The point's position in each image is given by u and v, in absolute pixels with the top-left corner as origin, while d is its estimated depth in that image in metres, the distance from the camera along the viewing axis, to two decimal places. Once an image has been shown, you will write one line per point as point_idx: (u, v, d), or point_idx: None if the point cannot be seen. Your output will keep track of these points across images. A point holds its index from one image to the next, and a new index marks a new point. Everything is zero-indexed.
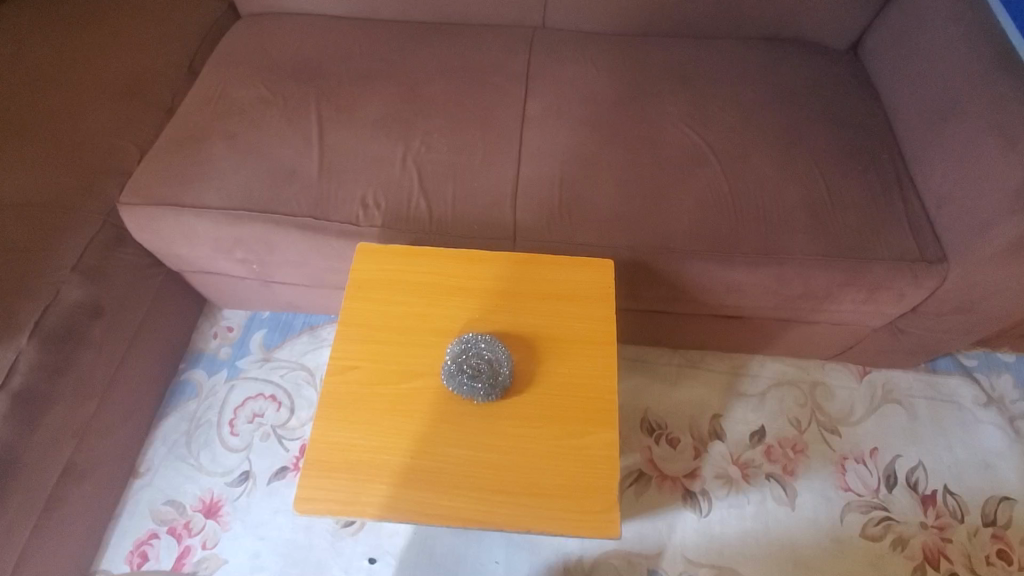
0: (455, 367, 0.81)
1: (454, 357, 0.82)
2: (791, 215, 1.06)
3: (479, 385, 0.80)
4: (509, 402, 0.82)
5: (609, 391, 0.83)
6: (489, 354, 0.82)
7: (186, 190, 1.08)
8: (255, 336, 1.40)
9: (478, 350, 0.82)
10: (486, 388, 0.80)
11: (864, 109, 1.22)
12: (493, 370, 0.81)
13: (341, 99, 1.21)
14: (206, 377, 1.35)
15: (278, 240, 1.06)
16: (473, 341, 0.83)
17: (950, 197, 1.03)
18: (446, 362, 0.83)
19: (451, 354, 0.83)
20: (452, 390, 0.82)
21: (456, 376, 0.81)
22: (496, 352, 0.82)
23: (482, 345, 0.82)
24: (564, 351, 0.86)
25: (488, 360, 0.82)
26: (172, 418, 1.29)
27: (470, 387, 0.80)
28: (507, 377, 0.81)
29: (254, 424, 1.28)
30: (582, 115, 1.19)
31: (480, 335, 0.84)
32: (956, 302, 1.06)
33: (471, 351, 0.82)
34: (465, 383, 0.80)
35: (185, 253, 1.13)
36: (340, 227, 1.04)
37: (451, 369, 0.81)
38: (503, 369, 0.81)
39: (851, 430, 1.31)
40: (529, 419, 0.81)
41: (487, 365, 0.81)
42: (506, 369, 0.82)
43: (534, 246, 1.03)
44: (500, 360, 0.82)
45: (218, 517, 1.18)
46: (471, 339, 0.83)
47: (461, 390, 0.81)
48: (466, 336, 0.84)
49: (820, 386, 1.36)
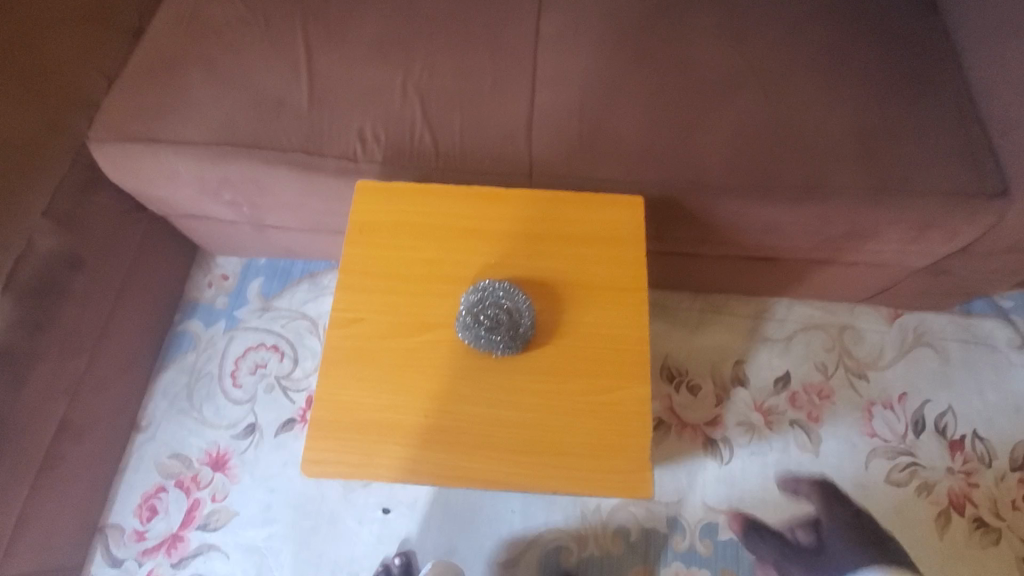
0: (470, 321, 0.74)
1: (465, 309, 0.75)
2: (839, 145, 0.95)
3: (497, 337, 0.74)
4: (529, 354, 0.75)
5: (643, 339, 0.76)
6: (508, 302, 0.75)
7: (162, 123, 0.96)
8: (252, 284, 1.32)
9: (495, 297, 0.75)
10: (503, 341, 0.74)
11: (921, 22, 1.08)
12: (513, 319, 0.74)
13: (330, 17, 1.06)
14: (203, 328, 1.28)
15: (268, 179, 0.95)
16: (489, 287, 0.76)
17: (1018, 122, 0.92)
18: (461, 313, 0.76)
19: (466, 304, 0.76)
20: (468, 343, 0.75)
21: (472, 328, 0.74)
22: (517, 300, 0.75)
23: (500, 293, 0.75)
24: (590, 297, 0.78)
25: (506, 308, 0.75)
26: (171, 370, 1.24)
27: (487, 339, 0.74)
28: (528, 326, 0.75)
29: (257, 375, 1.23)
30: (603, 32, 1.05)
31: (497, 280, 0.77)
32: (1010, 241, 0.98)
33: (488, 301, 0.75)
34: (478, 338, 0.74)
35: (169, 195, 1.03)
36: (337, 164, 0.93)
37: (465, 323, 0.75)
38: (524, 318, 0.75)
39: (878, 375, 1.26)
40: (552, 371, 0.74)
41: (505, 315, 0.74)
42: (526, 316, 0.75)
43: (552, 182, 0.93)
44: (521, 308, 0.75)
45: (225, 470, 1.15)
46: (488, 287, 0.76)
47: (476, 342, 0.74)
48: (484, 283, 0.76)
49: (849, 330, 1.29)
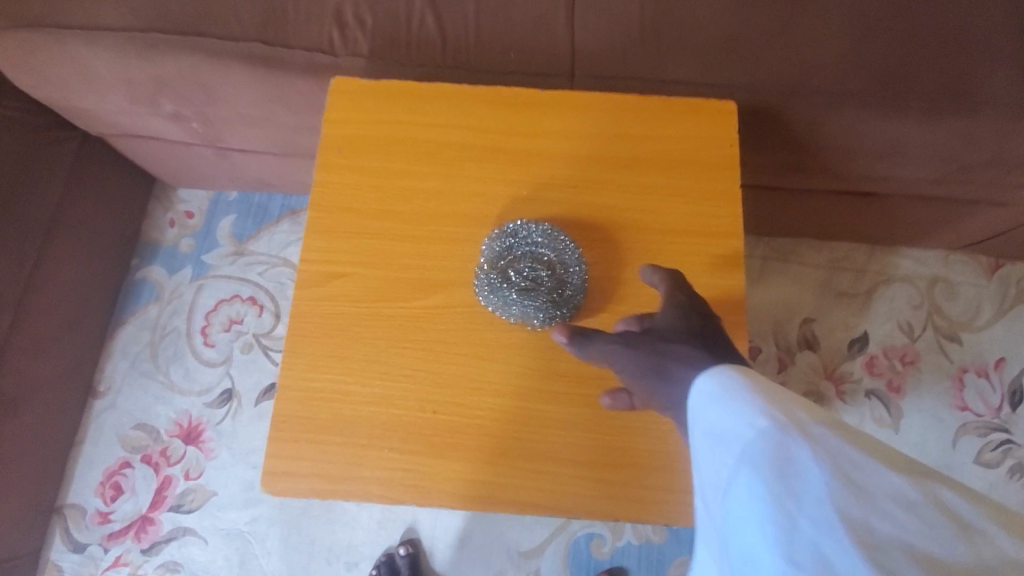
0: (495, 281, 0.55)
1: (485, 264, 0.56)
2: (997, 35, 0.69)
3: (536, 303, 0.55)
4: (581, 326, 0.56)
5: (728, 299, 0.57)
6: (552, 253, 0.56)
7: (68, 3, 0.71)
8: (222, 224, 1.09)
9: (533, 248, 0.56)
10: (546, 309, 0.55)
11: None
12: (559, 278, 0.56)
13: None
14: (166, 277, 1.07)
15: (217, 81, 0.71)
16: (523, 233, 0.56)
17: None
18: (482, 268, 0.56)
19: (490, 254, 0.56)
20: (492, 309, 0.56)
21: (500, 288, 0.55)
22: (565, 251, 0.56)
23: (539, 241, 0.56)
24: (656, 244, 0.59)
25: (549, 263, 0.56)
26: (131, 326, 1.05)
27: (521, 303, 0.55)
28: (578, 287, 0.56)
29: (233, 333, 1.04)
30: None
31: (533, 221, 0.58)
32: None
33: (522, 252, 0.56)
34: (507, 306, 0.55)
35: (94, 107, 0.79)
36: (307, 59, 0.68)
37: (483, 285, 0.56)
38: (573, 276, 0.56)
39: (973, 337, 1.05)
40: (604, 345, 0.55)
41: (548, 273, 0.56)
42: (577, 273, 0.56)
43: (602, 85, 0.68)
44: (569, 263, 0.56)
45: (199, 444, 0.98)
46: (521, 232, 0.56)
47: (502, 311, 0.55)
48: (515, 225, 0.57)
49: (940, 284, 1.07)
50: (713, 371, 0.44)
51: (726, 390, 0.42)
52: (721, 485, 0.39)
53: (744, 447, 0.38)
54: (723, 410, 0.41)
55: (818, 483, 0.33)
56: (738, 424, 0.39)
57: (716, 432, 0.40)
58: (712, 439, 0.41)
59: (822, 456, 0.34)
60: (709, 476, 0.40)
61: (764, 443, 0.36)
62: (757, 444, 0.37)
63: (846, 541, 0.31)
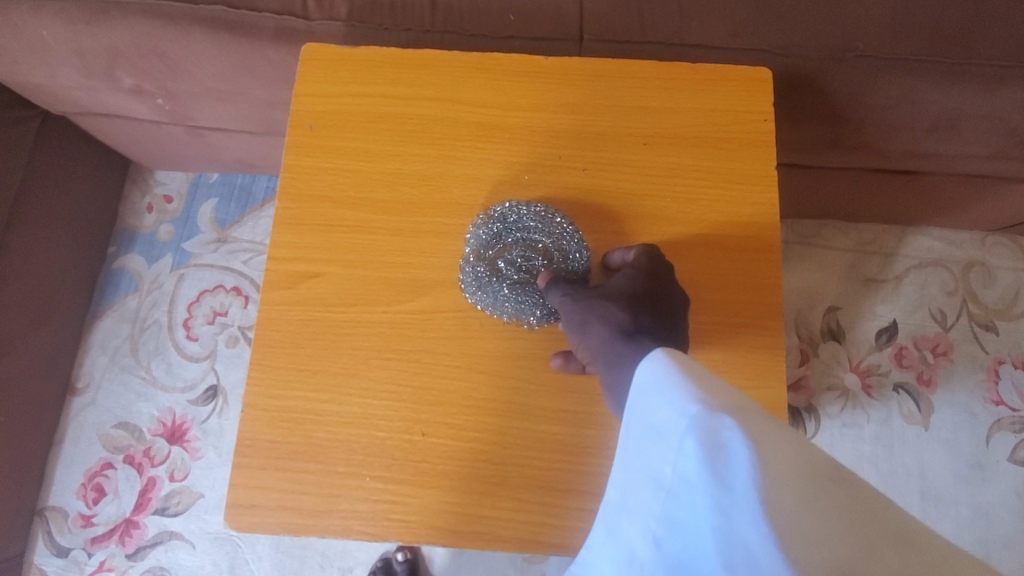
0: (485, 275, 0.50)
1: (469, 255, 0.51)
2: None
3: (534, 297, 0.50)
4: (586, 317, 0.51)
5: (753, 298, 0.51)
6: (549, 239, 0.51)
7: None
8: (204, 208, 1.02)
9: (525, 234, 0.51)
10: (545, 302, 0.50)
11: None
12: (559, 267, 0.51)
13: None
14: (145, 265, 1.01)
15: (179, 51, 0.63)
16: (512, 217, 0.51)
17: None
18: (467, 261, 0.51)
19: (476, 245, 0.51)
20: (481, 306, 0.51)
21: (489, 284, 0.50)
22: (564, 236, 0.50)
23: (531, 228, 0.51)
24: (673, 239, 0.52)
25: (547, 250, 0.51)
26: (109, 318, 0.98)
27: (514, 301, 0.50)
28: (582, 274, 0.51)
29: (217, 326, 0.97)
30: None
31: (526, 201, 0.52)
32: None
33: (512, 241, 0.51)
34: (500, 304, 0.50)
35: (49, 83, 0.72)
36: (276, 21, 0.60)
37: (470, 281, 0.50)
38: (576, 263, 0.51)
39: (1011, 326, 0.97)
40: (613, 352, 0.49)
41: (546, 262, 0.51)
42: (580, 259, 0.51)
43: (613, 50, 0.60)
44: (569, 248, 0.51)
45: (184, 444, 0.92)
46: (510, 217, 0.51)
47: (494, 309, 0.50)
48: (502, 208, 0.51)
49: (977, 268, 0.99)
50: (655, 355, 0.38)
51: (664, 374, 0.37)
52: (651, 478, 0.35)
53: (679, 441, 0.33)
54: (662, 400, 0.35)
55: (750, 484, 0.29)
56: (670, 411, 0.35)
57: (650, 420, 0.36)
58: (646, 426, 0.37)
59: (755, 454, 0.30)
60: (637, 466, 0.37)
61: (694, 433, 0.32)
62: (689, 435, 0.32)
63: (777, 550, 0.28)
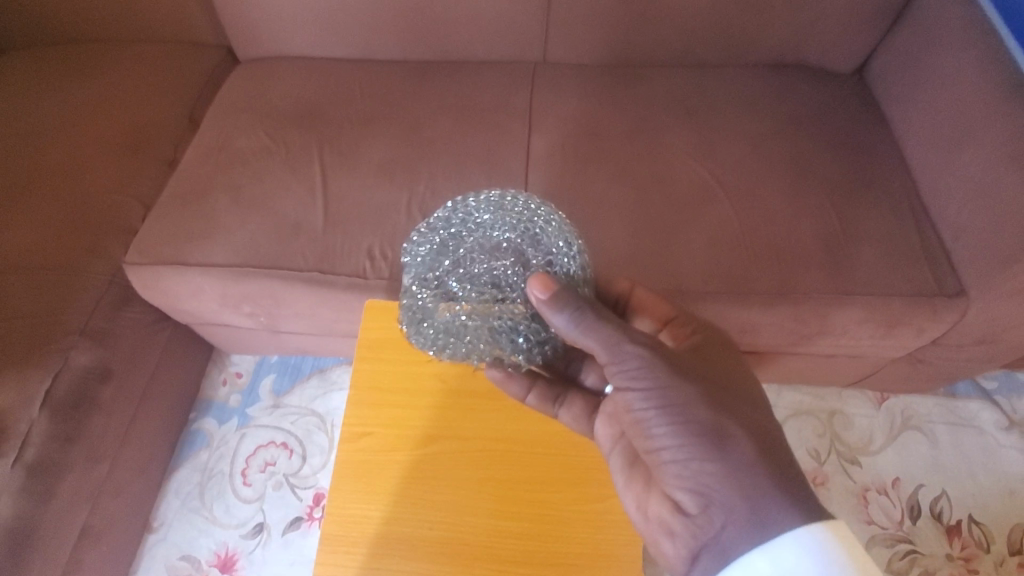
0: (447, 291, 0.70)
1: (423, 270, 0.72)
2: (805, 251, 1.04)
3: (489, 277, 0.70)
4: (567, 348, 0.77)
5: None
6: (507, 228, 0.72)
7: (192, 248, 1.06)
8: (265, 382, 1.38)
9: (487, 235, 0.73)
10: (508, 309, 0.69)
11: (875, 138, 1.20)
12: (515, 258, 0.72)
13: (343, 146, 1.19)
14: (216, 427, 1.33)
15: (287, 294, 1.05)
16: (475, 222, 0.73)
17: (967, 229, 0.99)
18: (442, 266, 0.71)
19: (447, 246, 0.73)
20: (443, 317, 0.70)
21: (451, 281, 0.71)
22: (510, 225, 0.72)
23: (490, 230, 0.73)
24: (675, 308, 0.76)
25: (506, 245, 0.72)
26: (184, 469, 1.28)
27: (474, 298, 0.69)
28: (539, 263, 0.70)
29: (267, 473, 1.27)
30: (587, 153, 1.17)
31: (471, 197, 0.77)
32: (976, 334, 1.05)
33: (476, 240, 0.72)
34: (470, 323, 0.68)
35: (193, 309, 1.13)
36: (347, 280, 1.03)
37: (427, 302, 0.70)
38: (531, 252, 0.71)
39: (871, 460, 1.29)
40: (588, 397, 0.79)
41: (504, 254, 0.72)
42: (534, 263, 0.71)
43: None
44: (522, 244, 0.72)
45: (233, 572, 1.17)
46: (470, 222, 0.73)
47: (453, 306, 0.69)
48: (445, 205, 0.76)
49: (838, 416, 1.34)
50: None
51: None
52: None
53: None
54: None
55: None
56: None
57: None
58: None
59: None
60: None
61: None
62: None
63: None
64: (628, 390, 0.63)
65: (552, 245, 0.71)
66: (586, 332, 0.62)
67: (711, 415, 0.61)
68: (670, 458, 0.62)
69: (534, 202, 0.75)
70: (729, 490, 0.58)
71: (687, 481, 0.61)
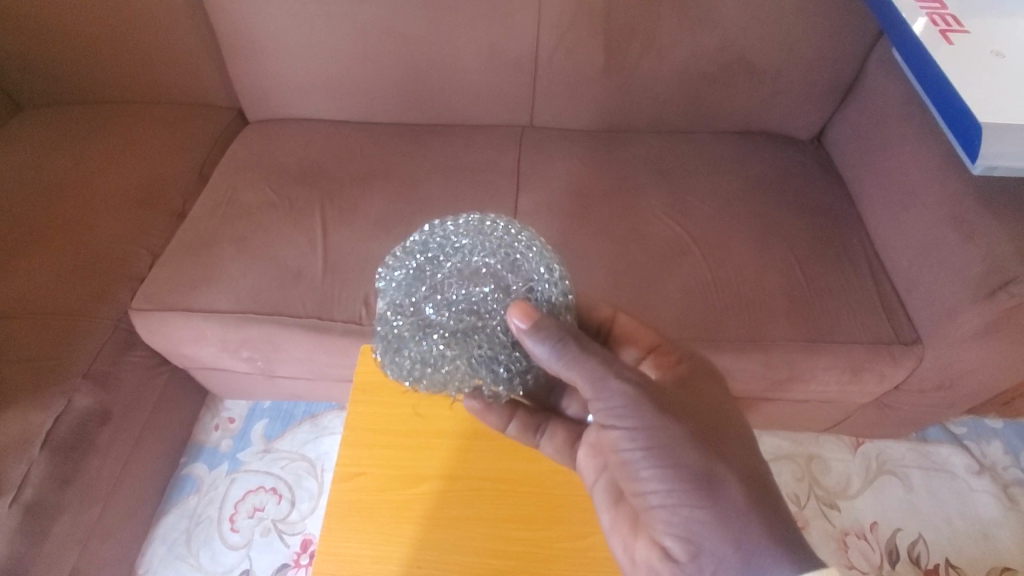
0: (423, 318, 0.63)
1: (397, 296, 0.65)
2: (773, 301, 1.12)
3: (467, 303, 0.63)
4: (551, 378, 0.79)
5: None
6: (487, 251, 0.65)
7: (196, 294, 1.12)
8: (256, 427, 1.41)
9: (465, 259, 0.65)
10: (489, 336, 0.63)
11: (834, 197, 1.31)
12: (496, 284, 0.64)
13: (344, 201, 1.28)
14: (206, 472, 1.35)
15: (285, 339, 1.11)
16: (453, 246, 0.66)
17: (917, 281, 1.08)
18: (416, 292, 0.64)
19: (422, 271, 0.65)
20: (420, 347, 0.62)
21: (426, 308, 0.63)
22: (490, 249, 0.65)
23: (470, 254, 0.65)
24: (658, 337, 0.80)
25: (486, 270, 0.65)
26: (172, 514, 1.29)
27: (451, 326, 0.62)
28: (520, 289, 0.64)
29: (255, 519, 1.28)
30: (571, 209, 1.26)
31: (449, 221, 0.71)
32: (934, 380, 1.12)
33: (453, 263, 0.65)
34: (449, 353, 0.61)
35: (193, 352, 1.17)
36: (344, 326, 1.09)
37: (401, 330, 0.63)
38: (512, 277, 0.65)
39: (849, 504, 1.32)
40: (568, 425, 0.82)
41: (483, 280, 0.64)
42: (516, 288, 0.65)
43: None
44: (502, 268, 0.65)
45: None
46: (447, 246, 0.66)
47: (428, 336, 0.62)
48: (422, 229, 0.71)
49: (815, 460, 1.38)
50: None
51: None
52: None
53: None
54: None
55: None
56: None
57: None
58: None
59: None
60: None
61: None
62: None
63: None
64: (615, 426, 0.65)
65: (534, 270, 0.66)
66: (569, 365, 0.62)
67: (701, 460, 0.63)
68: (658, 504, 0.64)
69: (514, 225, 0.69)
70: (721, 539, 0.61)
71: (676, 528, 0.64)
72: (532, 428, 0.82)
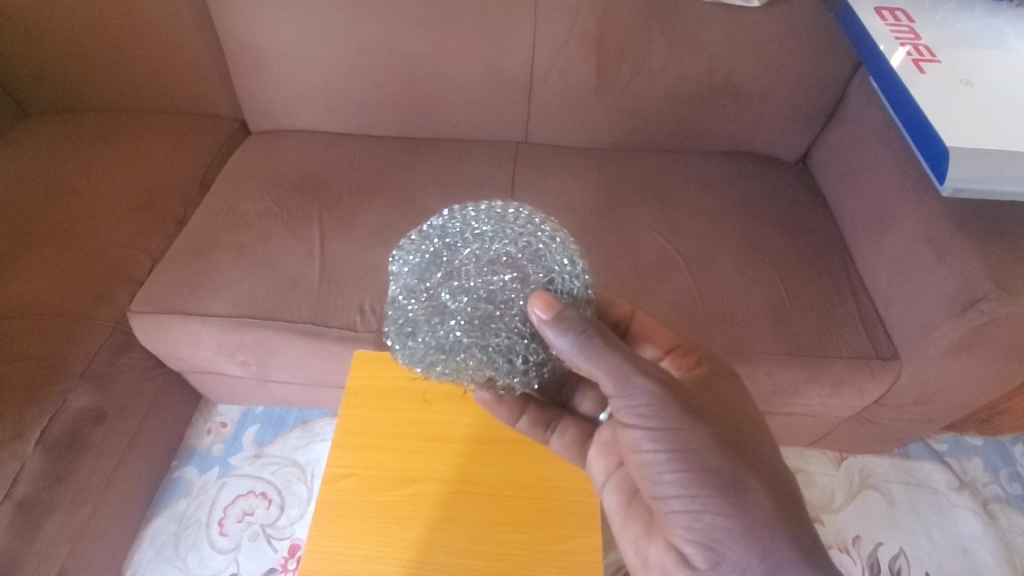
0: (440, 303, 0.66)
1: (413, 280, 0.69)
2: (756, 316, 1.15)
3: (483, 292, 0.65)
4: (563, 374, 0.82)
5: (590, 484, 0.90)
6: (506, 240, 0.68)
7: (194, 298, 1.14)
8: (248, 432, 1.42)
9: (485, 247, 0.68)
10: (506, 324, 0.65)
11: (817, 218, 1.35)
12: (515, 272, 0.67)
13: (341, 211, 1.31)
14: (197, 475, 1.36)
15: (280, 344, 1.13)
16: (473, 233, 0.69)
17: (895, 299, 1.12)
18: (434, 276, 0.67)
19: (442, 257, 0.68)
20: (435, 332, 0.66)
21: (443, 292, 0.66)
22: (511, 237, 0.68)
23: (491, 243, 0.68)
24: (678, 338, 0.82)
25: (505, 258, 0.67)
26: (162, 517, 1.29)
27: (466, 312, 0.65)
28: (539, 279, 0.67)
29: (244, 523, 1.29)
30: (561, 223, 1.30)
31: (470, 210, 0.74)
32: (912, 395, 1.15)
33: (473, 250, 0.68)
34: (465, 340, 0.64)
35: (190, 355, 1.19)
36: (339, 332, 1.12)
37: (416, 313, 0.67)
38: (532, 268, 0.67)
39: (832, 518, 1.34)
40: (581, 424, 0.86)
41: (502, 268, 0.67)
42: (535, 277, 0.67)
43: None
44: (522, 257, 0.68)
45: None
46: (467, 233, 0.69)
47: (444, 321, 0.65)
48: (443, 214, 0.74)
49: (800, 474, 1.40)
50: None
51: None
52: None
53: None
54: None
55: None
56: None
57: None
58: None
59: None
60: None
61: None
62: None
63: None
64: (637, 426, 0.66)
65: (555, 262, 0.68)
66: (592, 360, 0.63)
67: (727, 468, 0.65)
68: (677, 508, 0.66)
69: (537, 217, 0.71)
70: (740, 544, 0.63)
71: (697, 535, 0.65)
72: (541, 430, 0.86)
